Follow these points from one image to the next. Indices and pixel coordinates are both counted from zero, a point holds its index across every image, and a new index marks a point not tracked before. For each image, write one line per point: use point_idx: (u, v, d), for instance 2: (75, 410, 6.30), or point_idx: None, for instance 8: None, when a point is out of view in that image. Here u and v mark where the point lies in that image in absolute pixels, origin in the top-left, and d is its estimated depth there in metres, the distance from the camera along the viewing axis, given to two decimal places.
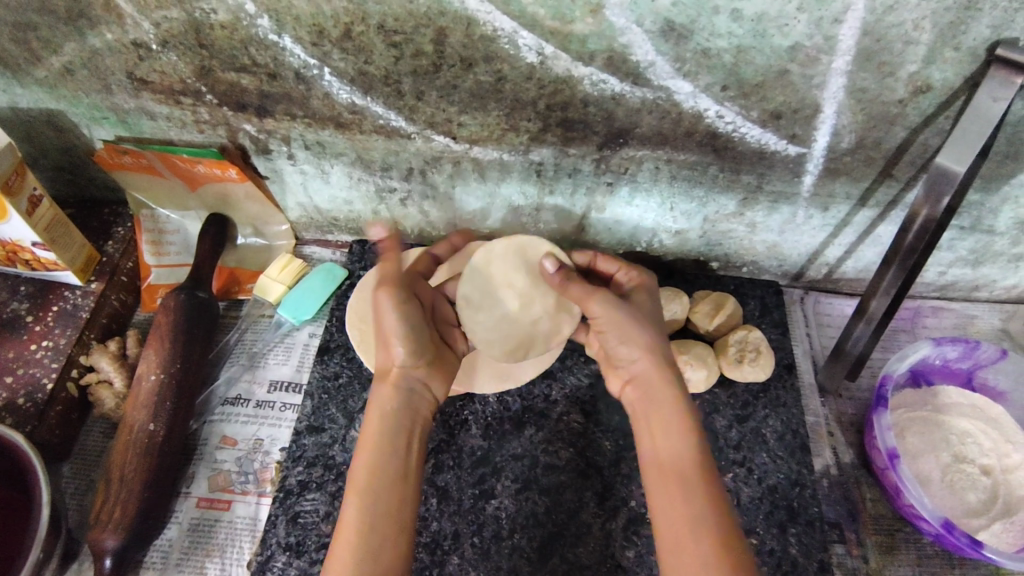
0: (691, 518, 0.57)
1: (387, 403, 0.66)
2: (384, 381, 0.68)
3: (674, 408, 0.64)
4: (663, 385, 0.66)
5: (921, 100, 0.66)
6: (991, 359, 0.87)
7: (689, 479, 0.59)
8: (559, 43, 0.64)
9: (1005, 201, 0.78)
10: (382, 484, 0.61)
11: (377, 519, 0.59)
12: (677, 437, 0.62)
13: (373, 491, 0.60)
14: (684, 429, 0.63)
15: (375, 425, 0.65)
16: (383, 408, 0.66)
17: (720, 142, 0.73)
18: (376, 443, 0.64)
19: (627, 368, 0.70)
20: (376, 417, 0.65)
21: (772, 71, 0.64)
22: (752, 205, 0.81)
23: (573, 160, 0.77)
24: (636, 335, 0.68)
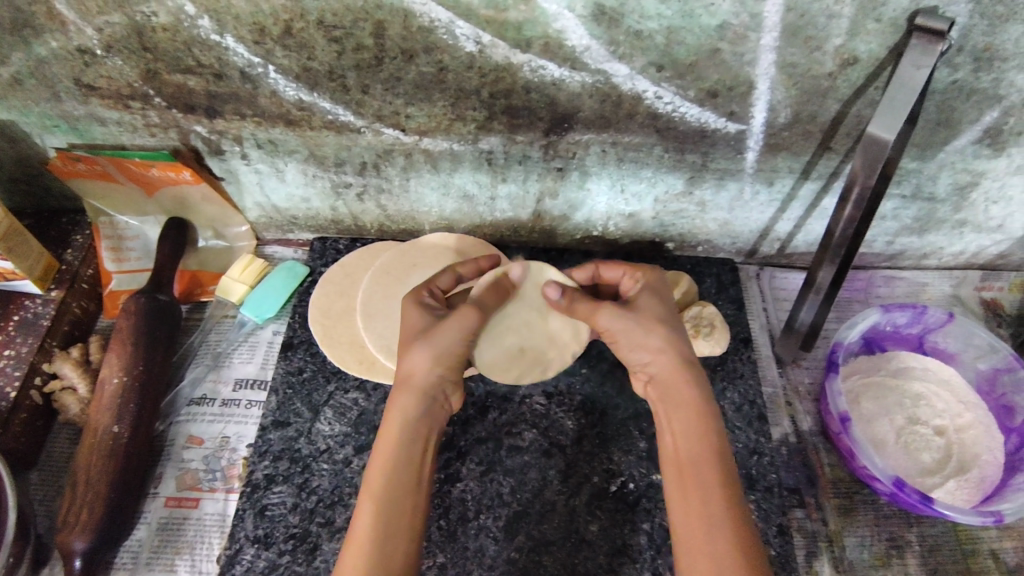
0: (712, 526, 0.59)
1: (405, 408, 0.67)
2: (407, 386, 0.68)
3: (700, 411, 0.66)
4: (681, 386, 0.67)
5: (849, 72, 0.68)
6: (940, 323, 0.90)
7: (706, 479, 0.62)
8: (495, 31, 0.65)
9: (942, 168, 0.80)
10: (400, 493, 0.63)
11: (391, 527, 0.61)
12: (705, 442, 0.64)
13: (388, 497, 0.62)
14: (713, 432, 0.65)
15: (391, 427, 0.66)
16: (402, 412, 0.67)
17: (661, 122, 0.74)
18: (394, 448, 0.65)
19: (644, 370, 0.71)
20: (396, 423, 0.66)
21: (703, 49, 0.66)
22: (699, 183, 0.83)
23: (522, 147, 0.78)
24: (647, 340, 0.70)
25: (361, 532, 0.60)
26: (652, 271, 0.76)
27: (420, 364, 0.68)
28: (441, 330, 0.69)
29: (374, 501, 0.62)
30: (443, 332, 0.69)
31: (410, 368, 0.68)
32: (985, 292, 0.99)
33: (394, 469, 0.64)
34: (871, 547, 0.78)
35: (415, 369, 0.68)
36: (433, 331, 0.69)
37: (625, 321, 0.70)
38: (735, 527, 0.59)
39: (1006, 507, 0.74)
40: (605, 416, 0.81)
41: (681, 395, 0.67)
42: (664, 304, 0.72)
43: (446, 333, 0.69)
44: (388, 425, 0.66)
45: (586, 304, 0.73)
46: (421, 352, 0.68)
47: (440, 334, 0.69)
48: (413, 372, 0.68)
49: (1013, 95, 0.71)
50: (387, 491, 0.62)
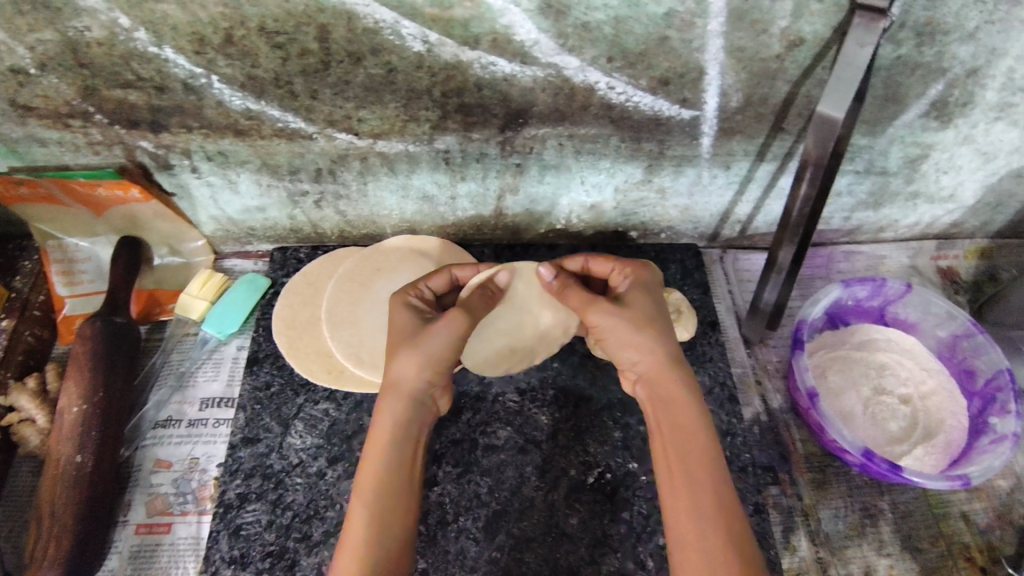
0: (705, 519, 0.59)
1: (394, 415, 0.66)
2: (396, 392, 0.67)
3: (687, 406, 0.66)
4: (670, 382, 0.67)
5: (796, 54, 0.69)
6: (899, 295, 0.91)
7: (698, 474, 0.62)
8: (442, 29, 0.64)
9: (892, 142, 0.82)
10: (393, 503, 0.62)
11: (385, 534, 0.60)
12: (693, 437, 0.64)
13: (381, 504, 0.61)
14: (701, 425, 0.65)
15: (380, 436, 0.65)
16: (391, 420, 0.66)
17: (615, 112, 0.75)
18: (383, 459, 0.64)
19: (633, 368, 0.71)
20: (386, 432, 0.65)
21: (652, 38, 0.66)
22: (658, 170, 0.83)
23: (478, 144, 0.78)
24: (636, 339, 0.69)
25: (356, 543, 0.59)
26: (641, 267, 0.75)
27: (411, 368, 0.67)
28: (430, 334, 0.68)
29: (367, 509, 0.61)
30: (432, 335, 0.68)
31: (399, 373, 0.67)
32: (941, 261, 1.02)
33: (387, 476, 0.63)
34: (845, 518, 0.80)
35: (404, 375, 0.67)
36: (425, 335, 0.68)
37: (614, 318, 0.70)
38: (725, 520, 0.59)
39: (972, 471, 0.76)
40: (579, 409, 0.82)
41: (668, 389, 0.67)
42: (651, 299, 0.73)
43: (438, 336, 0.68)
44: (377, 433, 0.65)
45: (579, 297, 0.73)
46: (409, 358, 0.67)
47: (428, 338, 0.68)
48: (403, 376, 0.67)
49: (956, 67, 0.72)
50: (379, 501, 0.61)
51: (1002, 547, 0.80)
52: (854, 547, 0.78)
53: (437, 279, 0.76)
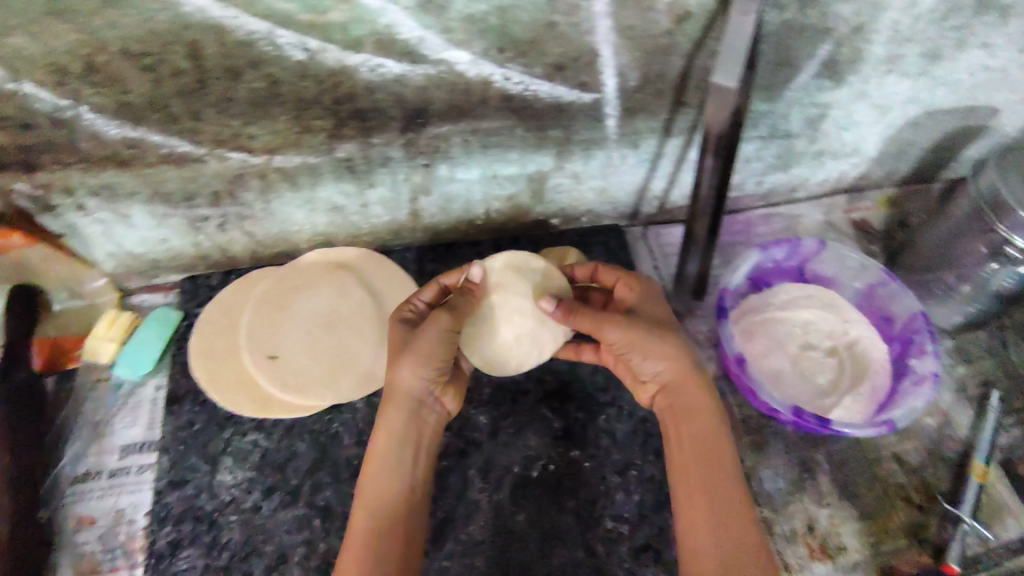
0: (714, 522, 0.62)
1: (397, 428, 0.69)
2: (397, 402, 0.69)
3: (703, 410, 0.68)
4: (690, 391, 0.69)
5: (685, 28, 0.69)
6: (815, 251, 0.93)
7: (711, 479, 0.64)
8: (321, 35, 0.62)
9: (791, 106, 0.83)
10: (392, 510, 0.66)
11: (385, 535, 0.64)
12: (702, 437, 0.67)
13: (384, 507, 0.66)
14: (714, 426, 0.67)
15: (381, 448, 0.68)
16: (394, 431, 0.69)
17: (515, 103, 0.73)
18: (388, 472, 0.67)
19: (654, 378, 0.71)
20: (387, 447, 0.68)
21: (540, 25, 0.65)
22: (568, 156, 0.83)
23: (381, 148, 0.75)
24: (659, 350, 0.69)
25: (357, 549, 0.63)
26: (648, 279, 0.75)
27: (409, 378, 0.68)
28: (419, 336, 0.68)
29: (370, 511, 0.66)
30: (426, 343, 0.68)
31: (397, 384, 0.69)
32: (854, 214, 1.05)
33: (389, 482, 0.67)
34: (784, 475, 0.83)
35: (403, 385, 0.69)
36: (415, 337, 0.69)
37: (627, 331, 0.68)
38: (729, 519, 0.62)
39: (897, 414, 0.79)
40: (517, 403, 0.81)
41: (682, 392, 0.69)
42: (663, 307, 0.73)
43: (431, 343, 0.68)
44: (381, 446, 0.68)
45: (587, 316, 0.69)
46: (406, 365, 0.68)
47: (419, 340, 0.68)
48: (403, 387, 0.69)
49: (840, 27, 0.73)
50: (379, 510, 0.66)
51: (934, 483, 0.84)
52: (796, 503, 0.81)
53: (430, 291, 0.74)
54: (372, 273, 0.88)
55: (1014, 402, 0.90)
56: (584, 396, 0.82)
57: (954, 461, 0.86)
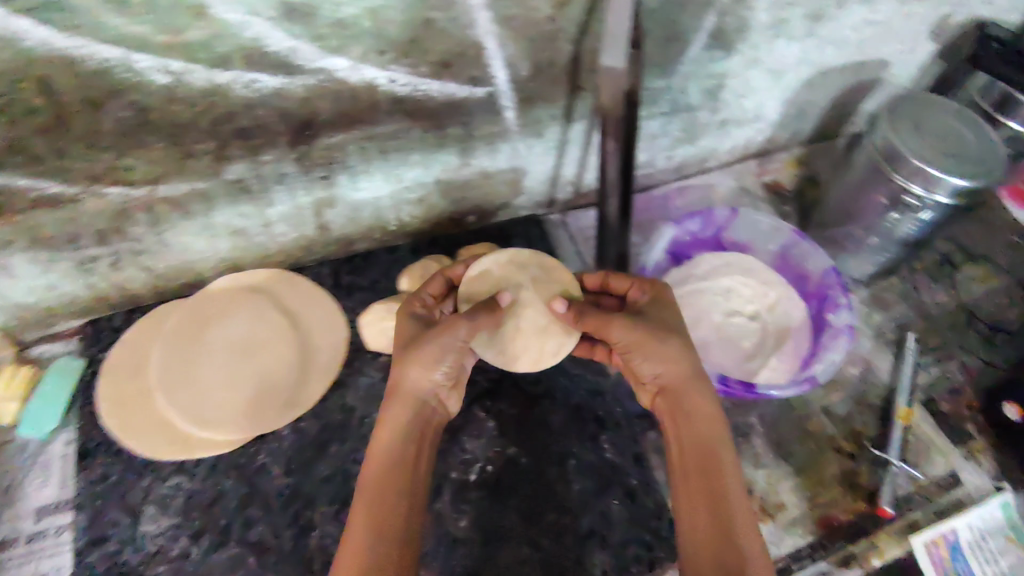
0: (716, 527, 0.59)
1: (404, 427, 0.66)
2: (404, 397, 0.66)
3: (706, 414, 0.66)
4: (691, 395, 0.67)
5: (567, 12, 0.67)
6: (727, 220, 0.94)
7: (714, 486, 0.62)
8: (183, 55, 0.58)
9: (687, 79, 0.83)
10: (400, 511, 0.61)
11: (384, 529, 0.60)
12: (706, 448, 0.64)
13: (384, 501, 0.61)
14: (719, 438, 0.65)
15: (385, 444, 0.65)
16: (400, 428, 0.66)
17: (406, 105, 0.71)
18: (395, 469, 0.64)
19: (654, 381, 0.70)
20: (395, 446, 0.65)
21: (417, 23, 0.63)
22: (472, 152, 0.81)
23: (272, 166, 0.71)
24: (662, 352, 0.67)
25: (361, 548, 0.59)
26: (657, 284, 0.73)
27: (416, 376, 0.66)
28: (432, 334, 0.66)
29: (368, 506, 0.61)
30: (436, 339, 0.66)
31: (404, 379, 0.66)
32: (766, 177, 1.07)
33: (391, 475, 0.63)
34: None
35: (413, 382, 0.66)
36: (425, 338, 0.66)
37: (631, 334, 0.67)
38: (732, 526, 0.59)
39: (818, 369, 0.81)
40: None
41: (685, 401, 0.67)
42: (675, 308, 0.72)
43: (443, 342, 0.66)
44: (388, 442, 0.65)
45: (594, 317, 0.69)
46: (415, 362, 0.66)
47: (429, 342, 0.66)
48: (411, 384, 0.66)
49: None
50: (387, 510, 0.61)
51: (863, 431, 0.87)
52: None
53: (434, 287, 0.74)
54: (286, 293, 0.85)
55: (929, 342, 0.94)
56: (516, 392, 0.82)
57: (879, 406, 0.89)
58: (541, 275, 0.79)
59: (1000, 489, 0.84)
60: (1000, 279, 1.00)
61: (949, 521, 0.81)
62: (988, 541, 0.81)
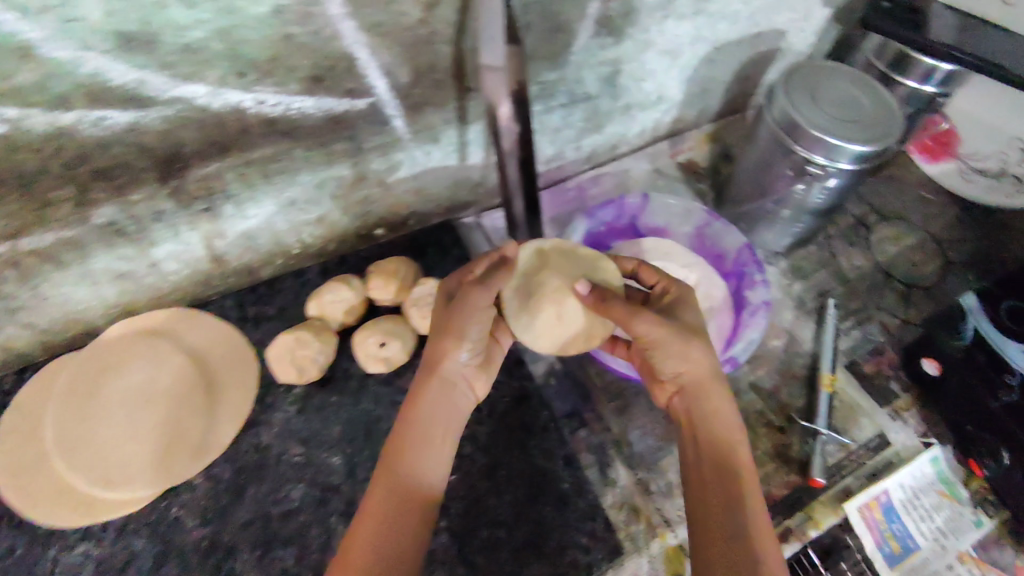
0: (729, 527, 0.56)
1: (425, 420, 0.63)
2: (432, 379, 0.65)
3: (725, 415, 0.64)
4: (709, 392, 0.64)
5: (440, 13, 0.63)
6: (641, 206, 0.93)
7: (728, 488, 0.59)
8: (15, 100, 0.53)
9: (581, 68, 0.81)
10: (406, 508, 0.58)
11: (393, 529, 0.57)
12: (722, 449, 0.62)
13: (396, 501, 0.58)
14: (733, 441, 0.62)
15: (409, 430, 0.63)
16: (424, 418, 0.63)
17: (282, 126, 0.66)
18: (412, 460, 0.61)
19: (674, 380, 0.66)
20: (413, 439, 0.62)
21: (274, 41, 0.58)
22: (365, 166, 0.77)
23: (145, 204, 0.67)
24: (688, 350, 0.64)
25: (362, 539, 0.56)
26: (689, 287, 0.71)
27: (448, 354, 0.64)
28: (461, 305, 0.64)
29: (380, 502, 0.58)
30: (462, 318, 0.64)
31: (436, 358, 0.65)
32: (679, 156, 1.06)
33: (407, 473, 0.60)
34: (653, 432, 0.83)
35: (443, 364, 0.65)
36: (457, 308, 0.65)
37: (655, 322, 0.64)
38: (747, 527, 0.56)
39: (737, 350, 0.81)
40: (371, 434, 0.77)
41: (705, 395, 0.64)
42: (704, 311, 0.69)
43: (468, 326, 0.65)
44: (409, 428, 0.62)
45: (618, 307, 0.66)
46: (448, 335, 0.64)
47: (460, 313, 0.64)
48: (445, 363, 0.65)
49: None
50: (394, 503, 0.58)
51: (790, 403, 0.87)
52: (667, 455, 0.82)
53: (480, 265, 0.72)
54: (189, 332, 0.81)
55: (849, 307, 0.95)
56: None
57: (805, 376, 0.89)
58: (577, 259, 0.76)
59: (929, 444, 0.85)
60: (913, 236, 1.01)
61: (881, 482, 0.82)
62: (921, 499, 0.82)
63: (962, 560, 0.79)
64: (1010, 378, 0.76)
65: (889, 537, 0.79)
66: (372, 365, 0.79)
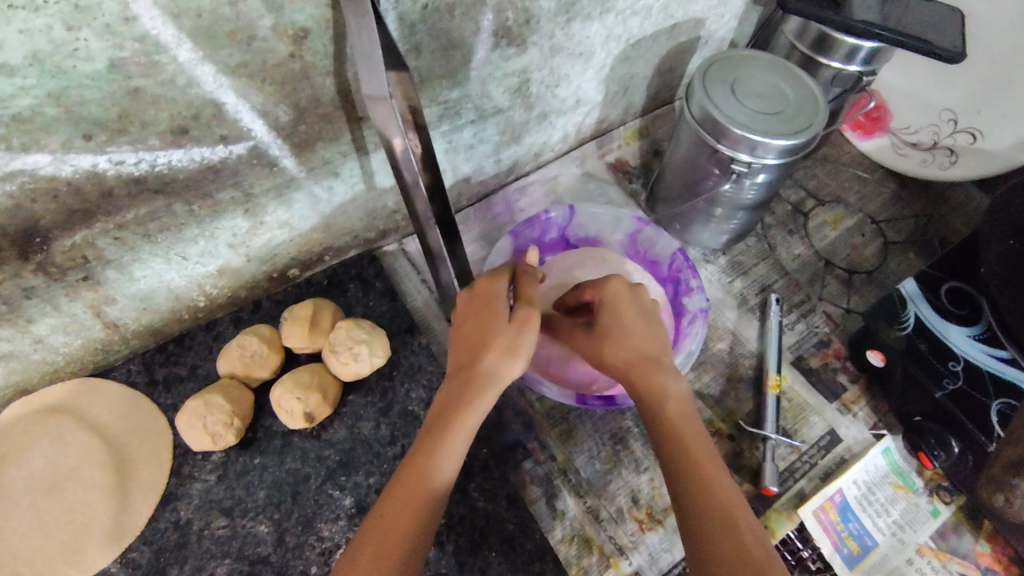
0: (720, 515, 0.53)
1: (467, 431, 0.56)
2: (484, 391, 0.57)
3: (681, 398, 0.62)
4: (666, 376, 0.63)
5: (310, 46, 0.58)
6: (568, 217, 0.89)
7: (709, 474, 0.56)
8: None
9: (485, 82, 0.76)
10: (440, 500, 0.53)
11: (419, 543, 0.51)
12: (664, 425, 0.60)
13: (417, 509, 0.52)
14: (692, 423, 0.60)
15: (438, 439, 0.55)
16: (466, 429, 0.56)
17: (152, 183, 0.60)
18: (444, 465, 0.54)
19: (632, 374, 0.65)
20: (452, 447, 0.55)
21: (119, 96, 0.52)
22: (260, 210, 0.72)
23: (9, 284, 0.60)
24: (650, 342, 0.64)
25: (381, 547, 0.50)
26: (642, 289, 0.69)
27: (506, 372, 0.58)
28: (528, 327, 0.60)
29: (402, 511, 0.52)
30: (519, 335, 0.59)
31: (494, 372, 0.58)
32: (608, 156, 1.02)
33: (435, 486, 0.53)
34: (600, 455, 0.80)
35: (500, 377, 0.58)
36: (519, 329, 0.60)
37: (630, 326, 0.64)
38: (722, 517, 0.53)
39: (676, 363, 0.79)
40: (299, 495, 0.73)
41: (648, 375, 0.62)
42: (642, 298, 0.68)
43: (528, 342, 0.60)
44: (453, 435, 0.55)
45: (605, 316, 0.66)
46: (512, 355, 0.59)
47: (522, 330, 0.60)
48: (506, 377, 0.58)
49: None
50: (433, 490, 0.53)
51: (739, 408, 0.85)
52: (616, 479, 0.78)
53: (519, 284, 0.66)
54: (92, 405, 0.75)
55: (792, 299, 0.93)
56: (371, 456, 0.75)
57: (752, 377, 0.87)
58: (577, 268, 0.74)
59: (880, 436, 0.84)
60: (852, 218, 0.99)
61: (835, 482, 0.80)
62: (876, 494, 0.80)
63: (922, 553, 0.76)
64: (953, 364, 0.74)
65: (848, 538, 0.77)
66: (294, 423, 0.73)
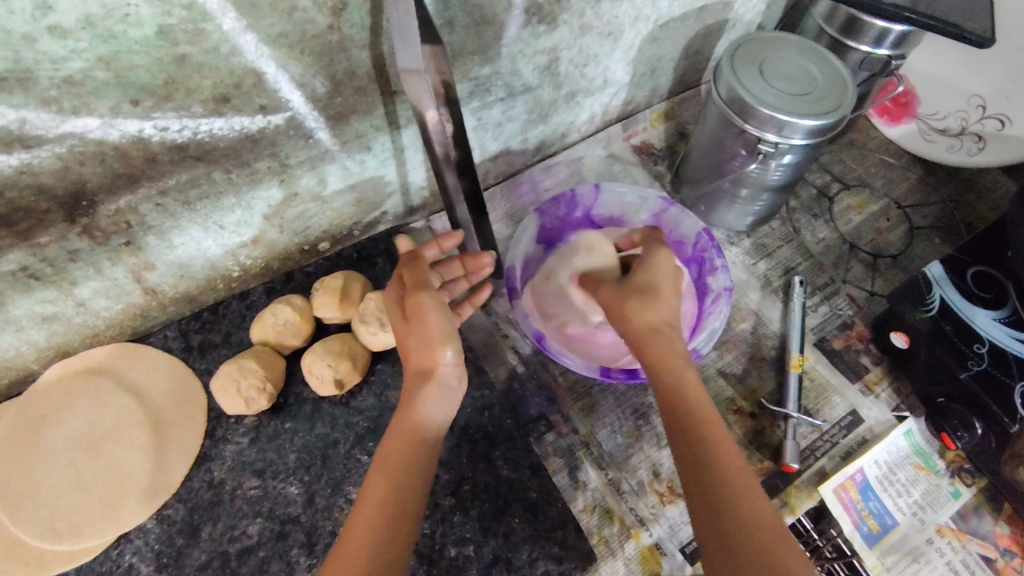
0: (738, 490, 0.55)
1: (416, 413, 0.59)
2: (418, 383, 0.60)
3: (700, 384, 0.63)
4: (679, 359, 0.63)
5: (348, 17, 0.59)
6: (593, 197, 0.91)
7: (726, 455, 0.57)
8: None
9: (515, 60, 0.77)
10: (411, 472, 0.56)
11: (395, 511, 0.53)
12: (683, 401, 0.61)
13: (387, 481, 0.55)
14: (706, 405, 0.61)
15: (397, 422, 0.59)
16: (420, 408, 0.59)
17: (193, 150, 0.62)
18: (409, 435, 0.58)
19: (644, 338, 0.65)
20: (412, 423, 0.59)
21: (165, 63, 0.54)
22: (295, 181, 0.73)
23: (56, 245, 0.63)
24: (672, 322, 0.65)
25: (363, 519, 0.53)
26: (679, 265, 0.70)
27: (426, 359, 0.60)
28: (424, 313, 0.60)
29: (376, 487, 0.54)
30: (425, 322, 0.60)
31: (421, 364, 0.60)
32: (633, 139, 1.03)
33: (400, 463, 0.56)
34: (622, 429, 0.81)
35: (426, 368, 0.60)
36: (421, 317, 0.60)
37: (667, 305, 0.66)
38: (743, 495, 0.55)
39: (701, 340, 0.80)
40: (328, 459, 0.75)
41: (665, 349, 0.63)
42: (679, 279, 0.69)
43: (434, 324, 0.59)
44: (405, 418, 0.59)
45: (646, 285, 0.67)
46: (423, 345, 0.60)
47: (421, 320, 0.60)
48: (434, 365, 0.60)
49: None
50: (399, 460, 0.56)
51: (760, 387, 0.85)
52: (637, 453, 0.79)
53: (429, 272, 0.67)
54: (132, 369, 0.78)
55: (816, 282, 0.93)
56: None
57: (775, 357, 0.87)
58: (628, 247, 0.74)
59: (902, 418, 0.84)
60: (877, 203, 0.99)
61: (856, 461, 0.80)
62: (897, 474, 0.80)
63: (942, 534, 0.77)
64: (978, 347, 0.74)
65: (867, 516, 0.77)
66: (324, 389, 0.75)
